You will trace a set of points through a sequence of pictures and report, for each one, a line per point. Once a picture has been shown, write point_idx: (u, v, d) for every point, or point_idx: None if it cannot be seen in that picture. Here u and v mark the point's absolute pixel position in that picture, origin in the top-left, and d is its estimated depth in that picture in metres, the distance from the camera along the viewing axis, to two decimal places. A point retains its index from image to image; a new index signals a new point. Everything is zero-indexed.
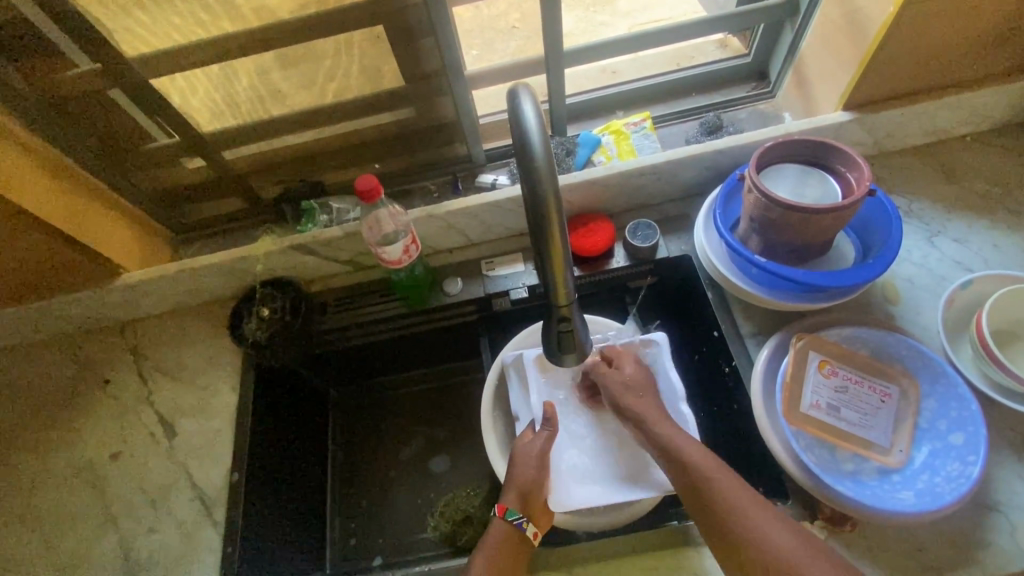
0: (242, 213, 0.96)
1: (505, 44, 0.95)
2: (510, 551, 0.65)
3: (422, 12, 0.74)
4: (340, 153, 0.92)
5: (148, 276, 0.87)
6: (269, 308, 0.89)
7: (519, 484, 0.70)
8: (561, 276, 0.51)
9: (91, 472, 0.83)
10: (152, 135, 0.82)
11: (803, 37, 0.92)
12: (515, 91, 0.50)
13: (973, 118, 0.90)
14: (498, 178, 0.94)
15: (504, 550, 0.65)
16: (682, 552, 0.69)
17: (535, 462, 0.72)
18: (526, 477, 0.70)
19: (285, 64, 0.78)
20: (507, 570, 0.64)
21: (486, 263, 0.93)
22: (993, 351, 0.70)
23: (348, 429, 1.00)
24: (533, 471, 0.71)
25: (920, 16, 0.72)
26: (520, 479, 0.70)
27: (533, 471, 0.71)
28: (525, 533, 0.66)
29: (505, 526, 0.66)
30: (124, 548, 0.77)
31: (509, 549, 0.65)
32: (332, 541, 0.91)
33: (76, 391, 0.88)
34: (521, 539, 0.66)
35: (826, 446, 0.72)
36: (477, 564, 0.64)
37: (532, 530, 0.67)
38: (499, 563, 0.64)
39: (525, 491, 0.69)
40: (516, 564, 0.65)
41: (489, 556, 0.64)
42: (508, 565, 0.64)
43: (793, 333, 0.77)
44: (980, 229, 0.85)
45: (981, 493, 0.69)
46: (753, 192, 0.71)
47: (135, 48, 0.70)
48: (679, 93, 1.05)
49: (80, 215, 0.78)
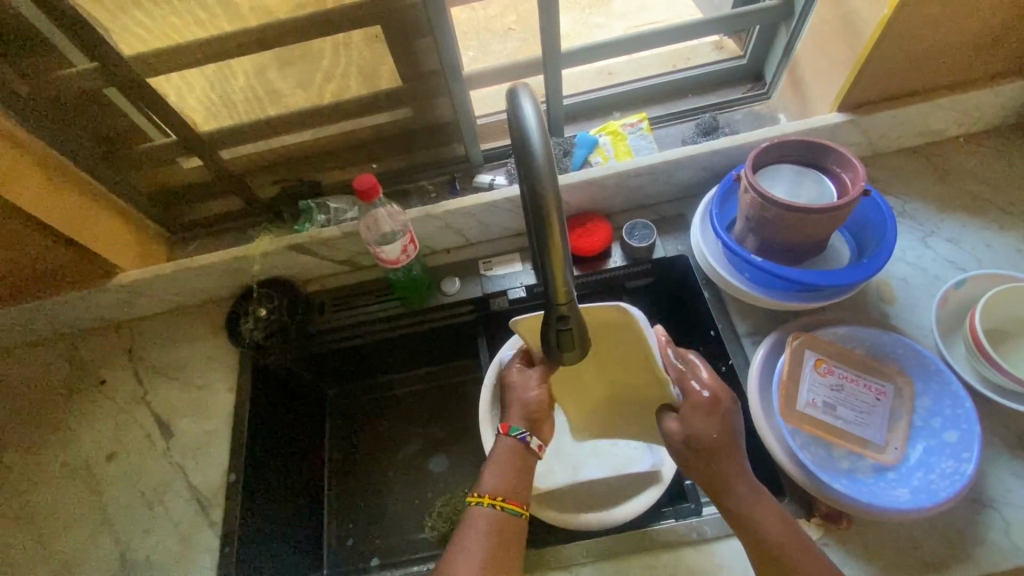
0: (240, 212, 0.96)
1: (499, 45, 0.94)
2: (519, 461, 0.65)
3: (420, 12, 0.74)
4: (338, 152, 0.92)
5: (144, 275, 0.86)
6: (266, 307, 0.89)
7: (522, 401, 0.69)
8: (561, 275, 0.50)
9: (87, 472, 0.82)
10: (149, 134, 0.82)
11: (798, 38, 0.92)
12: (514, 91, 0.50)
13: (967, 120, 0.91)
14: (496, 178, 0.95)
15: (512, 461, 0.65)
16: (678, 551, 0.70)
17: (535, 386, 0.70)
18: (533, 401, 0.69)
19: (282, 63, 0.78)
20: (516, 481, 0.64)
21: (483, 262, 0.93)
22: (986, 349, 0.71)
23: (345, 430, 1.00)
24: (536, 392, 0.69)
25: (913, 19, 0.73)
26: (534, 401, 0.69)
27: (534, 393, 0.69)
28: (529, 445, 0.66)
29: (511, 441, 0.66)
30: (120, 548, 0.77)
31: (517, 462, 0.65)
32: (329, 542, 0.90)
33: (71, 393, 0.88)
34: (529, 451, 0.66)
35: (822, 444, 0.72)
36: (489, 478, 0.63)
37: (537, 443, 0.68)
38: (508, 475, 0.64)
39: (532, 406, 0.69)
40: (526, 476, 0.65)
41: (499, 469, 0.64)
42: (520, 475, 0.64)
43: (790, 332, 0.78)
44: (973, 229, 0.86)
45: (974, 491, 0.69)
46: (749, 192, 0.72)
47: (133, 47, 0.70)
48: (675, 94, 1.05)
49: (75, 213, 0.77)
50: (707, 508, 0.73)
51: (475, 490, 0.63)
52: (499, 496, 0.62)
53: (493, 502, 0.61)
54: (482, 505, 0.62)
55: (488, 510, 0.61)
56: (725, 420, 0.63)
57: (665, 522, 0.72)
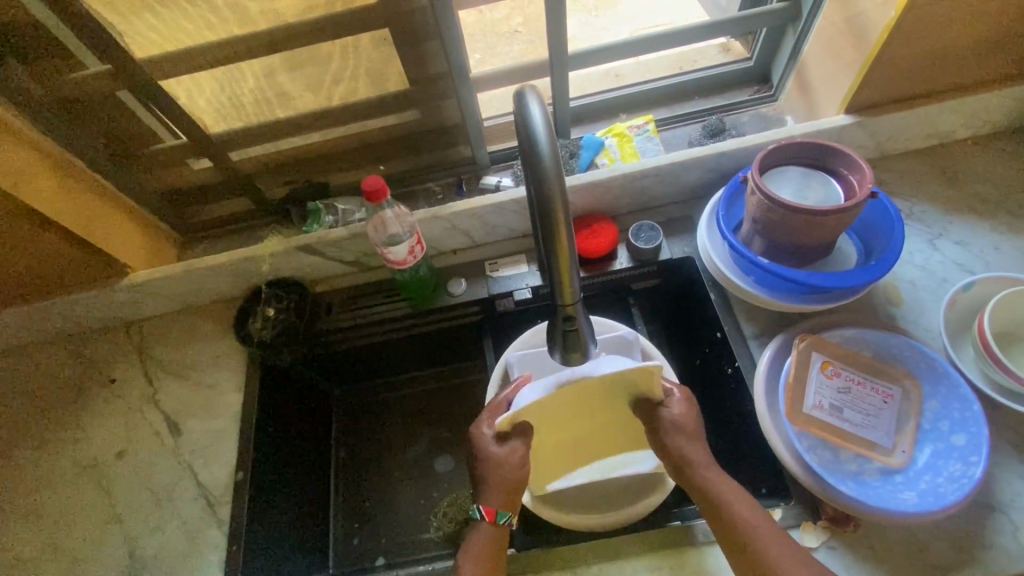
0: (248, 213, 0.97)
1: (506, 47, 0.95)
2: (495, 549, 0.65)
3: (428, 15, 0.75)
4: (345, 154, 0.93)
5: (154, 276, 0.87)
6: (274, 307, 0.89)
7: (504, 482, 0.66)
8: (567, 275, 0.50)
9: (96, 470, 0.83)
10: (160, 136, 0.83)
11: (805, 40, 0.92)
12: (523, 94, 0.50)
13: (975, 122, 0.90)
14: (502, 180, 0.95)
15: (490, 549, 0.65)
16: (686, 551, 0.70)
17: (518, 459, 0.66)
18: (514, 479, 0.66)
19: (291, 66, 0.79)
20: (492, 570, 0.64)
21: (490, 264, 0.93)
22: (995, 352, 0.70)
23: (351, 430, 1.00)
24: (519, 471, 0.66)
25: (921, 21, 0.73)
26: (515, 484, 0.66)
27: (517, 472, 0.66)
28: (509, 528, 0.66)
29: (494, 527, 0.65)
30: (129, 545, 0.78)
31: (494, 547, 0.65)
32: (336, 540, 0.91)
33: (81, 391, 0.89)
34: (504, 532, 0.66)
35: (829, 447, 0.72)
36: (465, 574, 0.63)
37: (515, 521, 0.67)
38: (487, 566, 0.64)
39: (514, 488, 0.66)
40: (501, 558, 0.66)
41: (475, 562, 0.64)
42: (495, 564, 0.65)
43: (796, 334, 0.78)
44: (981, 231, 0.85)
45: (982, 494, 0.69)
46: (756, 194, 0.72)
47: (145, 50, 0.71)
48: (682, 96, 1.05)
49: (87, 214, 0.79)
50: None
51: None
52: None
53: None
54: None
55: None
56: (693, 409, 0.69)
57: (674, 523, 0.72)
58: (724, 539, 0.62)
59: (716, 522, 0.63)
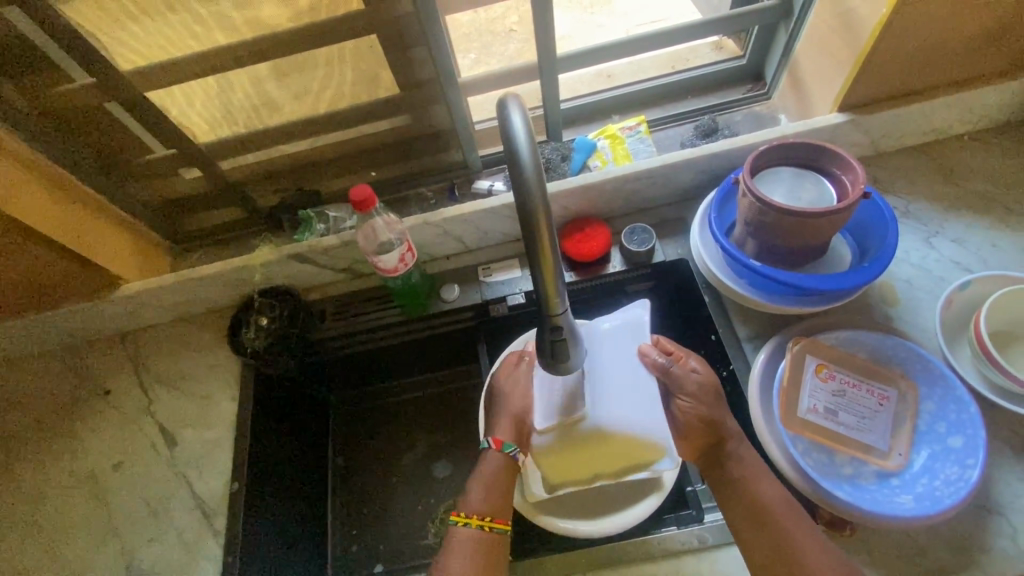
0: (240, 222, 0.97)
1: (502, 47, 0.94)
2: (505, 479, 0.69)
3: (413, 20, 0.74)
4: (336, 161, 0.92)
5: (147, 286, 0.88)
6: (267, 316, 0.88)
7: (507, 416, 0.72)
8: (552, 285, 0.50)
9: (94, 482, 0.83)
10: (150, 147, 0.83)
11: (798, 38, 0.91)
12: (504, 101, 0.49)
13: (971, 117, 0.89)
14: (494, 184, 0.95)
15: (501, 478, 0.69)
16: (679, 558, 0.70)
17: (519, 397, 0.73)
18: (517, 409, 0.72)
19: (279, 74, 0.78)
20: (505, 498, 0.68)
21: (483, 269, 0.93)
22: (990, 351, 0.70)
23: (348, 435, 1.01)
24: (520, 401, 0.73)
25: (914, 17, 0.72)
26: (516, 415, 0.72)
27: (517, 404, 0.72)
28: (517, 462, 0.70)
29: (501, 457, 0.69)
30: (126, 557, 0.78)
31: (505, 479, 0.69)
32: (334, 547, 0.91)
33: (77, 404, 0.89)
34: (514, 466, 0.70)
35: (824, 450, 0.71)
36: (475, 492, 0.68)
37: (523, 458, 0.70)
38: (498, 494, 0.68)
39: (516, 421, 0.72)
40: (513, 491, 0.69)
41: (486, 489, 0.68)
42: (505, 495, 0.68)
43: (791, 337, 0.77)
44: (978, 229, 0.84)
45: (980, 496, 0.68)
46: (747, 196, 0.71)
47: (131, 62, 0.71)
48: (675, 95, 1.04)
49: (78, 226, 0.78)
50: (708, 515, 0.73)
51: (463, 512, 0.67)
52: (487, 517, 0.67)
53: (478, 523, 0.66)
54: (470, 525, 0.66)
55: (477, 531, 0.66)
56: (716, 393, 0.69)
57: (667, 529, 0.72)
58: (726, 489, 0.65)
59: (720, 476, 0.66)
